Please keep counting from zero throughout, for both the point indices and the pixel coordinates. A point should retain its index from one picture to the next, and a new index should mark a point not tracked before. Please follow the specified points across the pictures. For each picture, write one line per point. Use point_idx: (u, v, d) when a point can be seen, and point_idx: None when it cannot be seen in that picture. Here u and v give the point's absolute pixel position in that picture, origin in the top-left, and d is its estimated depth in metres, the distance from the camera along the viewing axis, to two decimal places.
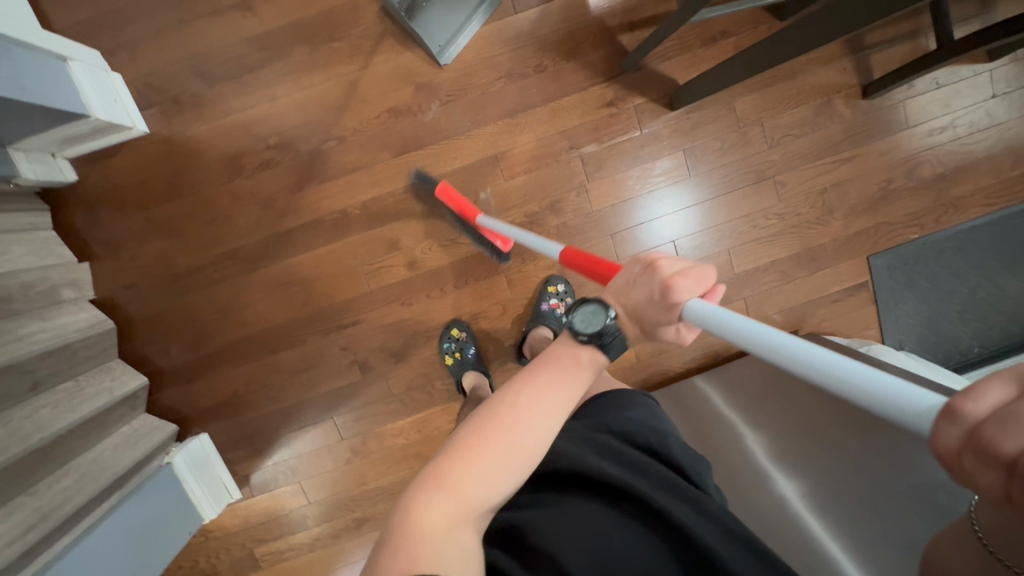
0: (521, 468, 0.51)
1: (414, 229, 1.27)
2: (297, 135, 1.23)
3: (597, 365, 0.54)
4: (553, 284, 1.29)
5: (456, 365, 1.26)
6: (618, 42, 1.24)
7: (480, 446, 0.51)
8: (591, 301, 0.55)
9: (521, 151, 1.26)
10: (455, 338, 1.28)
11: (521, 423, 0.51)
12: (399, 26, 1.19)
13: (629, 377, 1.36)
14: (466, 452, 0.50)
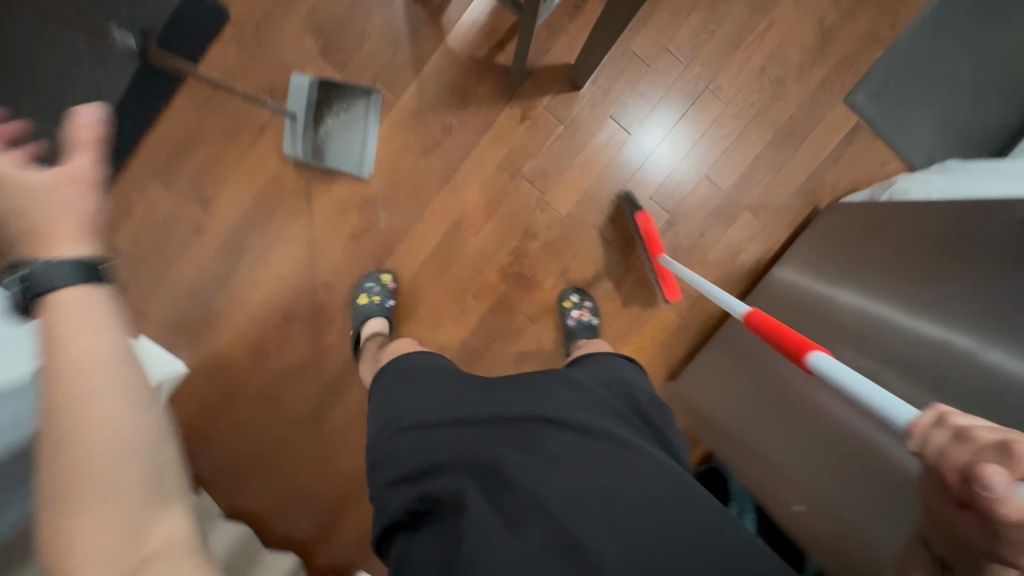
0: (118, 458, 0.37)
1: (428, 321, 1.35)
2: (294, 302, 1.34)
3: (85, 305, 0.40)
4: (567, 298, 1.33)
5: (367, 305, 1.26)
6: (499, 62, 1.26)
7: (65, 535, 0.35)
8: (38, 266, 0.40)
9: (474, 203, 1.30)
10: (382, 283, 1.30)
11: (81, 408, 0.37)
12: (317, 169, 1.28)
13: (683, 336, 1.36)
14: (62, 494, 0.35)
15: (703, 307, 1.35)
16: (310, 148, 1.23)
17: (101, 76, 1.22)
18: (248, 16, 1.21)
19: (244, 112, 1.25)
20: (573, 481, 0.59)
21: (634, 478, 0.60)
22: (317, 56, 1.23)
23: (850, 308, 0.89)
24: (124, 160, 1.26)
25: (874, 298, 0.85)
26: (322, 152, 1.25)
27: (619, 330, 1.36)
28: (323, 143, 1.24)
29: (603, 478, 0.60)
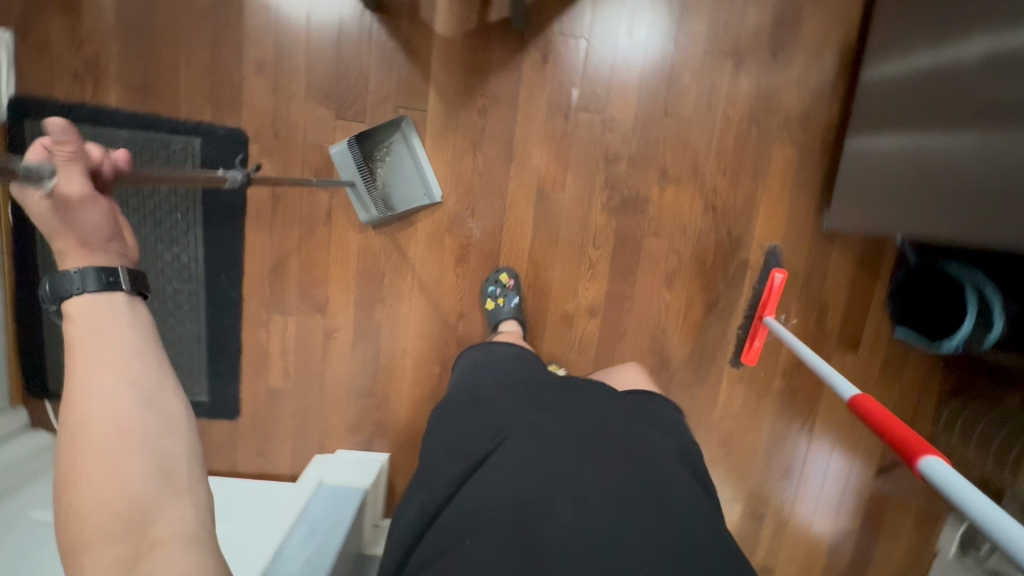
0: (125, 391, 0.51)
1: (567, 293, 1.32)
2: (445, 347, 1.34)
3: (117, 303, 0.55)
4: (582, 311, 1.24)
5: (493, 310, 1.27)
6: (494, 20, 1.20)
7: (82, 479, 0.48)
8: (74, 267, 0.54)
9: (546, 163, 1.26)
10: (502, 284, 1.28)
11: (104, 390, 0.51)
12: (394, 220, 1.28)
13: (807, 165, 1.27)
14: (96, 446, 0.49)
15: (813, 127, 1.26)
16: (382, 204, 1.24)
17: (179, 253, 1.24)
18: (262, 123, 1.21)
19: (308, 209, 1.26)
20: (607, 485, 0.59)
21: (660, 493, 0.59)
22: (337, 120, 1.22)
23: (975, 52, 0.91)
24: (237, 311, 1.29)
25: (1002, 26, 0.86)
26: (391, 201, 1.25)
27: (745, 196, 1.29)
28: (388, 194, 1.24)
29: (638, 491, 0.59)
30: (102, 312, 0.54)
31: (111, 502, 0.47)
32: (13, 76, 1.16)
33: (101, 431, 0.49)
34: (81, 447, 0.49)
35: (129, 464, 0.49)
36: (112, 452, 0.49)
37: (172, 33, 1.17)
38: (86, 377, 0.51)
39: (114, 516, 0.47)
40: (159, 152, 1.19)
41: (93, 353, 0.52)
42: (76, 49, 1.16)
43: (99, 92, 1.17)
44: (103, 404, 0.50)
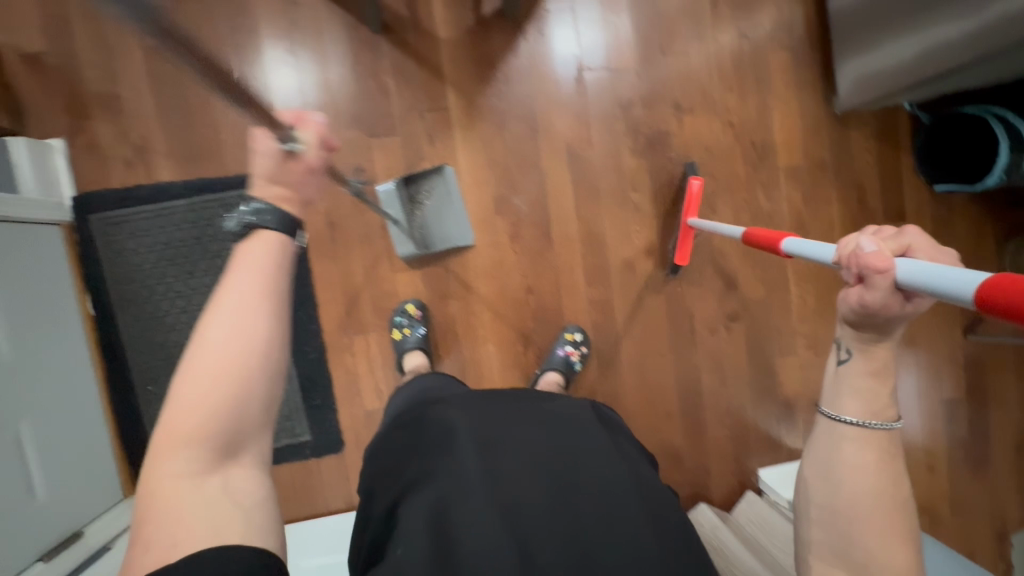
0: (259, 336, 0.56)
1: (622, 241, 1.38)
2: (522, 323, 1.39)
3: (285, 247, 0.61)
4: (570, 333, 1.38)
5: (399, 339, 1.30)
6: (488, 14, 1.31)
7: (187, 408, 0.53)
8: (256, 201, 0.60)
9: (569, 127, 1.35)
10: (409, 314, 1.33)
11: (240, 318, 0.55)
12: (443, 244, 1.33)
13: (803, 63, 1.36)
14: (207, 382, 0.53)
15: (797, 28, 1.36)
16: (422, 237, 1.31)
17: None
18: None
19: (363, 228, 1.32)
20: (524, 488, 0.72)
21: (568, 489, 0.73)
22: (372, 139, 1.30)
23: None
24: (321, 342, 1.33)
25: None
26: (430, 230, 1.32)
27: (757, 106, 1.37)
28: (427, 224, 1.31)
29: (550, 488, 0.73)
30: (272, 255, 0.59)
31: (221, 415, 0.53)
32: (71, 178, 1.24)
33: (243, 363, 0.55)
34: (200, 362, 0.54)
35: (245, 392, 0.55)
36: (232, 381, 0.54)
37: (205, 102, 1.26)
38: (227, 312, 0.55)
39: (222, 428, 0.53)
40: (217, 210, 1.27)
41: (249, 298, 0.56)
42: (123, 138, 1.25)
43: (152, 172, 1.26)
44: (235, 340, 0.55)
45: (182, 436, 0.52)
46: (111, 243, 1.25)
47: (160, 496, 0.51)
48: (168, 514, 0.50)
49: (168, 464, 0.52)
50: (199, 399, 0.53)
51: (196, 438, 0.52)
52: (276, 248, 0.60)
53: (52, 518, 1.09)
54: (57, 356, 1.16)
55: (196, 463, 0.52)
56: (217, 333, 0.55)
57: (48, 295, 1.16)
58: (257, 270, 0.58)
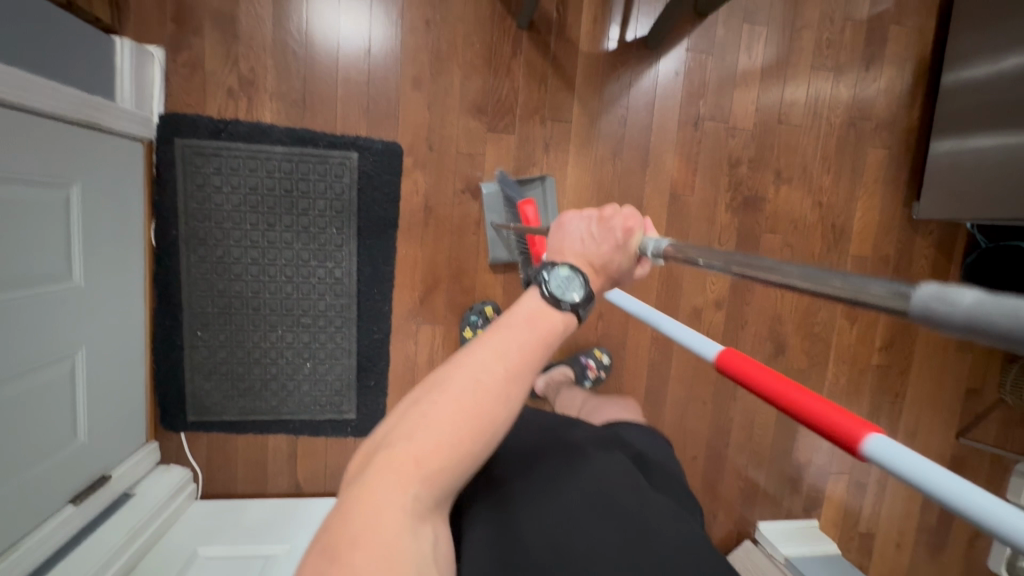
0: (496, 397, 0.51)
1: (695, 288, 1.42)
2: (585, 346, 1.41)
3: (569, 327, 0.60)
4: (601, 354, 1.37)
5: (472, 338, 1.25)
6: (630, 39, 1.31)
7: (407, 456, 0.46)
8: (563, 266, 0.61)
9: (677, 169, 1.37)
10: (484, 313, 1.28)
11: (484, 373, 0.52)
12: None
13: (894, 164, 1.45)
14: (432, 430, 0.48)
15: (898, 131, 1.44)
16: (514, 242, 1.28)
17: (333, 268, 1.23)
18: (417, 136, 1.24)
19: (458, 219, 1.28)
20: (589, 526, 0.60)
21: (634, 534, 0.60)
22: (488, 132, 1.27)
23: (1008, 71, 1.19)
24: (388, 324, 1.28)
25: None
26: None
27: (846, 192, 1.44)
28: None
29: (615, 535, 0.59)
30: (547, 333, 0.58)
31: (456, 463, 0.48)
32: (163, 94, 1.13)
33: (497, 418, 0.51)
34: (459, 395, 0.50)
35: (474, 444, 0.49)
36: (481, 426, 0.50)
37: (327, 51, 1.18)
38: (499, 359, 0.53)
39: (448, 480, 0.48)
40: (315, 167, 1.20)
41: (520, 354, 0.54)
42: (230, 65, 1.15)
43: (254, 109, 1.17)
44: (473, 390, 0.51)
45: (415, 468, 0.46)
46: (193, 174, 1.15)
47: (364, 523, 0.43)
48: (368, 550, 0.41)
49: (389, 494, 0.45)
50: (443, 436, 0.47)
51: (426, 480, 0.46)
52: (557, 324, 0.59)
53: (89, 457, 1.01)
54: (119, 285, 1.07)
55: (418, 507, 0.45)
56: (487, 377, 0.52)
57: (122, 218, 1.06)
58: (535, 332, 0.57)
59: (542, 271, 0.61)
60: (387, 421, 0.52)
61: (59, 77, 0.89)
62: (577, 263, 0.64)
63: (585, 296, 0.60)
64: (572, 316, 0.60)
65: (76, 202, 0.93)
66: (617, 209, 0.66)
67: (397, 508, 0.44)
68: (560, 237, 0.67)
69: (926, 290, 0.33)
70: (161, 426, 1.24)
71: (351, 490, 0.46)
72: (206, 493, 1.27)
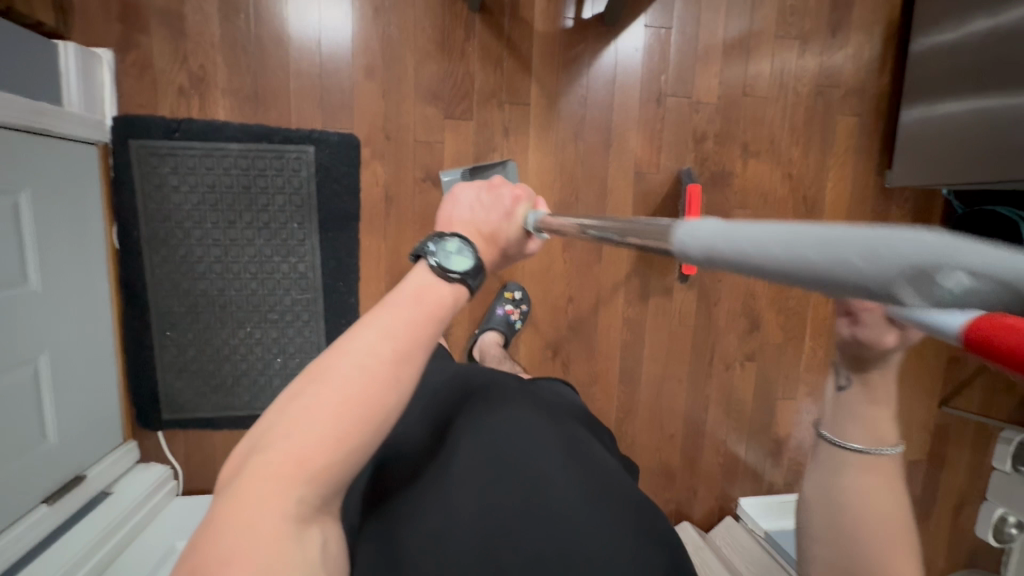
0: (383, 383, 0.55)
1: (666, 267, 1.41)
2: (556, 330, 1.41)
3: (460, 300, 0.65)
4: (510, 290, 1.36)
5: None
6: (586, 17, 1.28)
7: (288, 454, 0.50)
8: (452, 238, 0.66)
9: (641, 147, 1.35)
10: None
11: (370, 360, 0.55)
12: None
13: (867, 131, 1.42)
14: (313, 424, 0.51)
15: (869, 97, 1.41)
16: None
17: (297, 262, 1.24)
18: (373, 127, 1.23)
19: (420, 209, 1.28)
20: (492, 493, 0.66)
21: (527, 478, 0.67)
22: (446, 119, 1.25)
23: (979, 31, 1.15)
24: (357, 317, 1.29)
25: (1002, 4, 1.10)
26: None
27: (817, 163, 1.42)
28: None
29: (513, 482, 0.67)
30: (435, 307, 0.62)
31: (342, 457, 0.52)
32: (115, 96, 1.13)
33: (386, 404, 0.55)
34: (341, 387, 0.53)
35: (361, 435, 0.53)
36: (367, 415, 0.53)
37: (277, 45, 1.17)
38: (386, 342, 0.57)
39: (336, 472, 0.52)
40: (272, 163, 1.19)
41: (408, 335, 0.58)
42: (179, 63, 1.14)
43: (207, 107, 1.17)
44: (357, 377, 0.54)
45: (295, 466, 0.49)
46: (151, 175, 1.16)
47: (244, 527, 0.46)
48: (247, 553, 0.45)
49: (269, 498, 0.48)
50: (324, 432, 0.51)
51: (308, 476, 0.50)
52: (447, 296, 0.64)
53: (60, 459, 1.03)
54: (81, 290, 1.08)
55: (303, 510, 0.50)
56: (373, 362, 0.55)
57: (79, 222, 1.07)
58: (423, 307, 0.61)
59: (430, 242, 0.66)
60: (268, 415, 0.54)
61: (1, 83, 0.89)
62: (467, 234, 0.69)
63: (471, 269, 0.66)
64: (460, 286, 0.65)
65: (26, 210, 0.94)
66: (504, 183, 0.76)
67: (278, 508, 0.48)
68: (452, 208, 0.73)
69: (679, 235, 0.38)
70: (137, 425, 1.26)
71: (233, 494, 0.49)
72: (187, 489, 1.30)
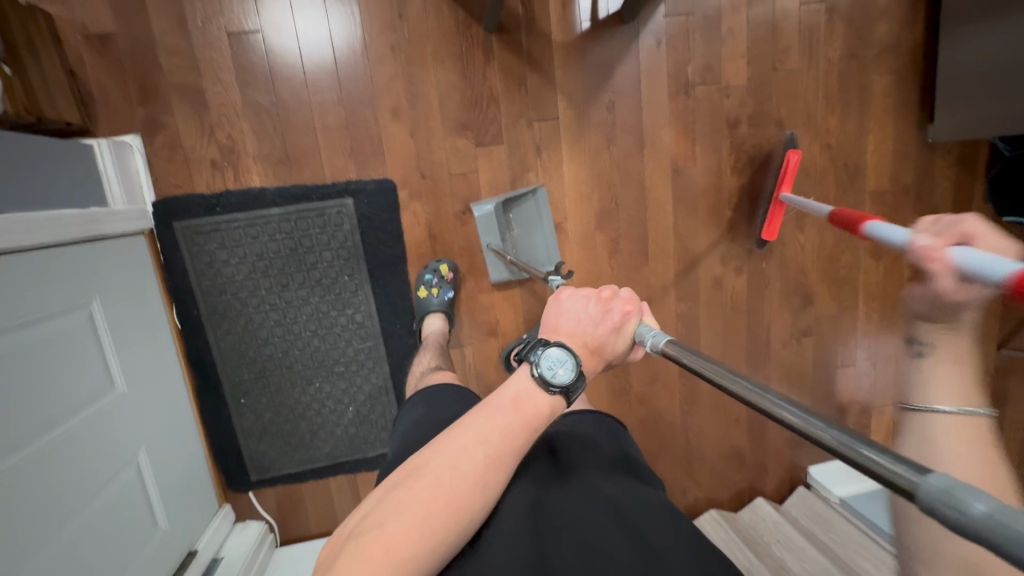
0: (470, 484, 0.54)
1: (714, 258, 1.40)
2: None
3: (556, 411, 0.62)
4: None
5: (424, 298, 1.22)
6: (604, 16, 1.23)
7: (379, 540, 0.49)
8: (556, 346, 0.62)
9: (675, 141, 1.32)
10: (439, 273, 1.24)
11: (462, 460, 0.55)
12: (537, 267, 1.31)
13: (903, 87, 1.37)
14: (404, 515, 0.50)
15: (903, 52, 1.35)
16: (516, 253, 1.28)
17: (354, 313, 1.25)
18: (407, 167, 1.21)
19: (465, 241, 1.27)
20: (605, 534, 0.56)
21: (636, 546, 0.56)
22: (477, 147, 1.23)
23: None
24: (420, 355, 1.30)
25: None
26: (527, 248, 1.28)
27: (855, 129, 1.38)
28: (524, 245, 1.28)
29: (622, 558, 0.54)
30: (534, 416, 0.60)
31: (431, 549, 0.50)
32: (151, 180, 1.12)
33: (472, 503, 0.53)
34: (435, 482, 0.53)
35: (447, 528, 0.51)
36: (457, 514, 0.52)
37: (300, 101, 1.15)
38: (478, 445, 0.56)
39: (425, 566, 0.49)
40: (314, 221, 1.19)
41: (503, 439, 0.57)
42: (207, 137, 1.13)
43: (242, 177, 1.16)
44: (450, 476, 0.53)
45: (384, 557, 0.47)
46: (200, 253, 1.16)
47: None
48: None
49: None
50: (415, 525, 0.50)
51: (396, 566, 0.47)
52: (543, 410, 0.61)
53: (173, 542, 1.07)
54: (159, 381, 1.10)
55: None
56: (465, 463, 0.54)
57: (147, 316, 1.09)
58: (522, 417, 0.59)
59: (533, 350, 0.62)
60: (368, 505, 0.55)
61: (50, 202, 0.90)
62: (569, 340, 0.67)
63: (572, 380, 0.61)
64: (560, 398, 0.62)
65: (100, 320, 0.95)
66: (616, 293, 0.70)
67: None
68: (557, 313, 0.71)
69: (936, 494, 0.31)
70: (230, 490, 1.31)
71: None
72: (285, 539, 1.36)
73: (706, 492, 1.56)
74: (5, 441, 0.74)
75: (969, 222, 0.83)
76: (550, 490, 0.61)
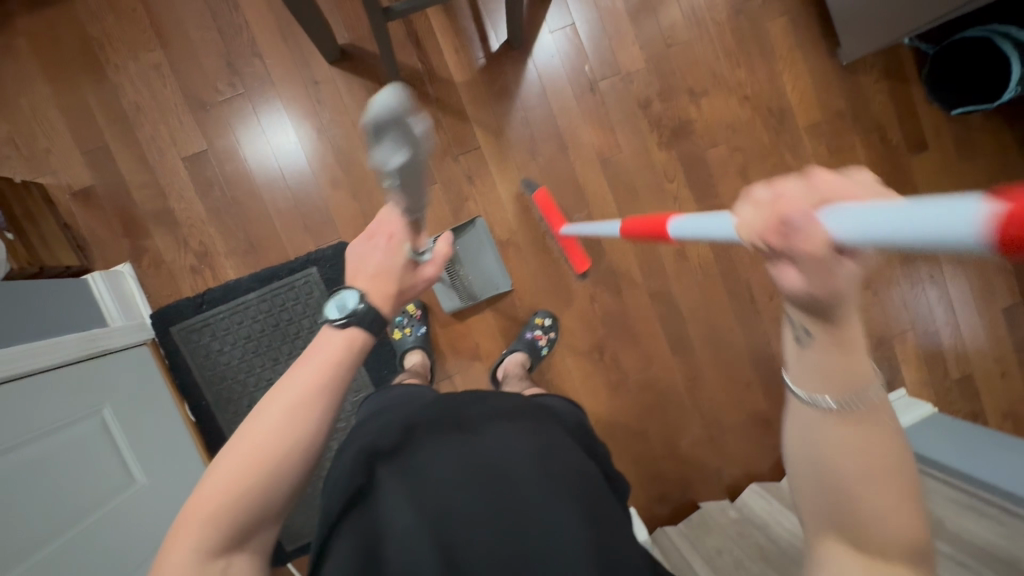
0: (274, 436, 0.56)
1: None
2: (594, 333, 1.42)
3: (359, 343, 0.63)
4: (538, 318, 1.38)
5: (401, 338, 1.33)
6: (495, 48, 1.36)
7: (195, 504, 0.54)
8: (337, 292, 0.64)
9: (595, 136, 1.39)
10: (410, 313, 1.35)
11: (264, 416, 0.57)
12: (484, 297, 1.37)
13: (801, 22, 1.41)
14: (214, 478, 0.55)
15: None
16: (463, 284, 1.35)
17: None
18: (358, 227, 1.34)
19: None
20: (475, 509, 0.64)
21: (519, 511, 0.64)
22: None
23: None
24: None
25: None
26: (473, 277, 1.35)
27: (767, 74, 1.42)
28: (468, 276, 1.35)
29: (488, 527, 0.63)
30: (331, 352, 0.62)
31: (240, 502, 0.54)
32: (146, 298, 1.29)
33: (277, 453, 0.56)
34: (241, 445, 0.56)
35: (255, 483, 0.55)
36: (265, 465, 0.56)
37: (252, 197, 1.31)
38: (278, 400, 0.58)
39: (238, 519, 0.54)
40: (287, 295, 1.31)
41: (304, 387, 0.59)
42: (183, 248, 1.30)
43: (218, 274, 1.31)
44: (253, 433, 0.57)
45: (195, 517, 0.53)
46: (197, 348, 1.30)
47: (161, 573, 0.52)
48: None
49: (178, 546, 0.53)
50: (222, 485, 0.54)
51: (207, 524, 0.53)
52: (342, 342, 0.62)
53: None
54: (178, 463, 1.20)
55: (203, 549, 0.52)
56: (265, 422, 0.57)
57: (157, 413, 1.20)
58: (320, 360, 0.61)
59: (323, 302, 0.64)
60: None
61: (51, 332, 1.05)
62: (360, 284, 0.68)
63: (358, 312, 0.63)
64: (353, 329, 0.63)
65: (112, 421, 1.07)
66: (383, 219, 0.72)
67: (183, 545, 0.52)
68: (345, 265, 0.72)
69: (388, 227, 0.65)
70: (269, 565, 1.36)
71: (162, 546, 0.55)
72: None
73: (740, 467, 1.49)
74: (31, 535, 0.83)
75: (826, 178, 0.39)
76: (428, 463, 0.67)
